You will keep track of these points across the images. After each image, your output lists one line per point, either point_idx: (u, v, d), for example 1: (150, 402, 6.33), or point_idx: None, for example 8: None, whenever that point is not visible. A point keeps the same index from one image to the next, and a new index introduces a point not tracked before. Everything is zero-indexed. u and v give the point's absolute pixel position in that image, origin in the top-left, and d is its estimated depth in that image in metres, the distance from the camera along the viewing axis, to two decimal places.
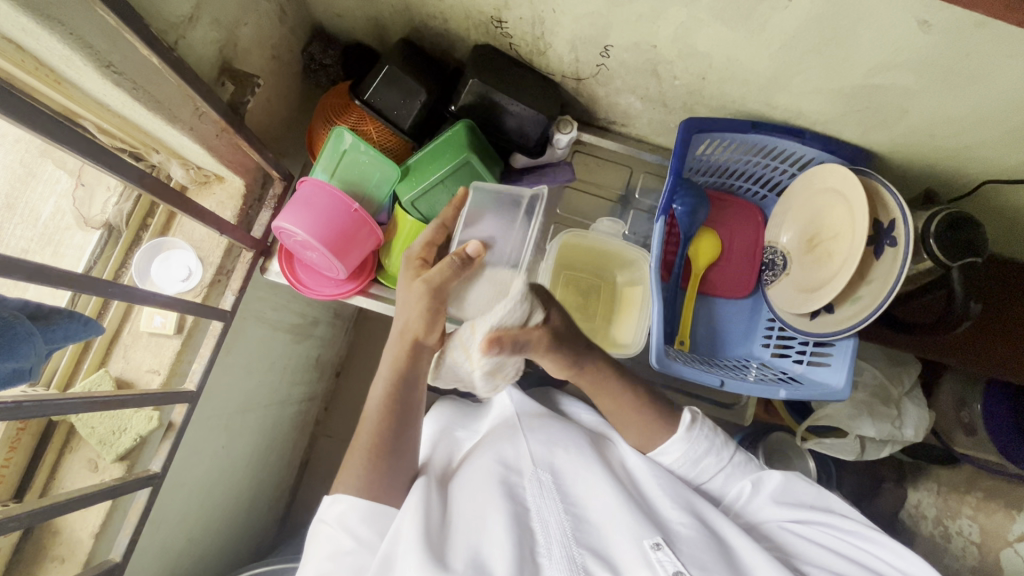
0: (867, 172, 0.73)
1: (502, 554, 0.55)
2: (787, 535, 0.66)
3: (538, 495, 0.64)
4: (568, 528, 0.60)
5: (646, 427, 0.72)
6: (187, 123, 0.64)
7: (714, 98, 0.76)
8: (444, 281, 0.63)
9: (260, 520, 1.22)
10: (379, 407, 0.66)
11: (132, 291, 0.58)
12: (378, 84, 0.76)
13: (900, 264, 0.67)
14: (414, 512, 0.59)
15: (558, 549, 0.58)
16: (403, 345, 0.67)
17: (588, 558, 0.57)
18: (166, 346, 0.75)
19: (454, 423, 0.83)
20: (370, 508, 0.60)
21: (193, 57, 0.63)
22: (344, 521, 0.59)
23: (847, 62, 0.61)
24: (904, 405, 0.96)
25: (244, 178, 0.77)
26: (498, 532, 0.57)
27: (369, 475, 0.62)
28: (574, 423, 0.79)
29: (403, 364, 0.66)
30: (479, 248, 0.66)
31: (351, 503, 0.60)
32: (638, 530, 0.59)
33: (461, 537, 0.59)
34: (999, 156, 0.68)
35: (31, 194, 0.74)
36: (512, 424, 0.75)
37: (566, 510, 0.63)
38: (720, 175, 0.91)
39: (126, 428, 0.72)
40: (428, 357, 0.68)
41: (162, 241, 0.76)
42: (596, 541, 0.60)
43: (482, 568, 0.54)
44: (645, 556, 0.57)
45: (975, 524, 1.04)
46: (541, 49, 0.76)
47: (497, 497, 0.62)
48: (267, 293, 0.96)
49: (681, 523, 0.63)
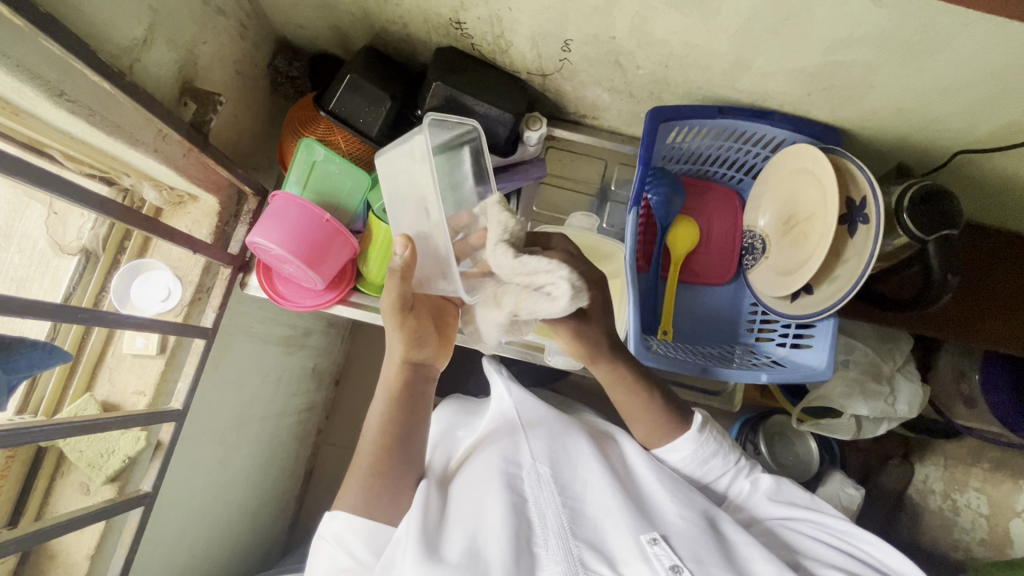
0: (835, 149, 0.72)
1: (500, 545, 0.56)
2: (785, 530, 0.66)
3: (535, 487, 0.64)
4: (565, 522, 0.60)
5: (657, 420, 0.71)
6: (151, 146, 0.64)
7: (679, 85, 0.76)
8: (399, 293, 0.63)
9: (266, 531, 1.23)
10: (377, 432, 0.66)
11: (104, 316, 0.60)
12: (341, 92, 0.75)
13: (872, 240, 0.66)
14: (412, 514, 0.60)
15: (555, 540, 0.58)
16: (395, 369, 0.69)
17: (584, 550, 0.58)
18: (150, 367, 0.76)
19: (455, 425, 0.84)
20: (368, 527, 0.61)
21: (151, 79, 0.63)
22: (341, 540, 0.61)
23: (807, 41, 0.61)
24: (896, 381, 0.96)
25: (217, 197, 0.78)
26: (494, 522, 0.58)
27: (367, 496, 0.63)
28: (577, 422, 0.79)
29: (398, 386, 0.69)
30: (402, 244, 0.59)
31: (349, 521, 0.61)
32: (634, 526, 0.60)
33: (459, 527, 0.59)
34: (970, 127, 0.67)
35: (24, 222, 0.71)
36: (512, 420, 0.75)
37: (564, 503, 0.63)
38: (695, 162, 0.89)
39: (114, 449, 0.73)
40: (421, 376, 0.70)
41: (140, 263, 0.77)
42: (594, 535, 0.60)
43: (478, 556, 0.55)
44: (641, 550, 0.57)
45: (983, 496, 1.06)
46: (503, 47, 0.76)
47: (490, 492, 0.62)
48: (253, 307, 0.97)
49: (679, 515, 0.62)
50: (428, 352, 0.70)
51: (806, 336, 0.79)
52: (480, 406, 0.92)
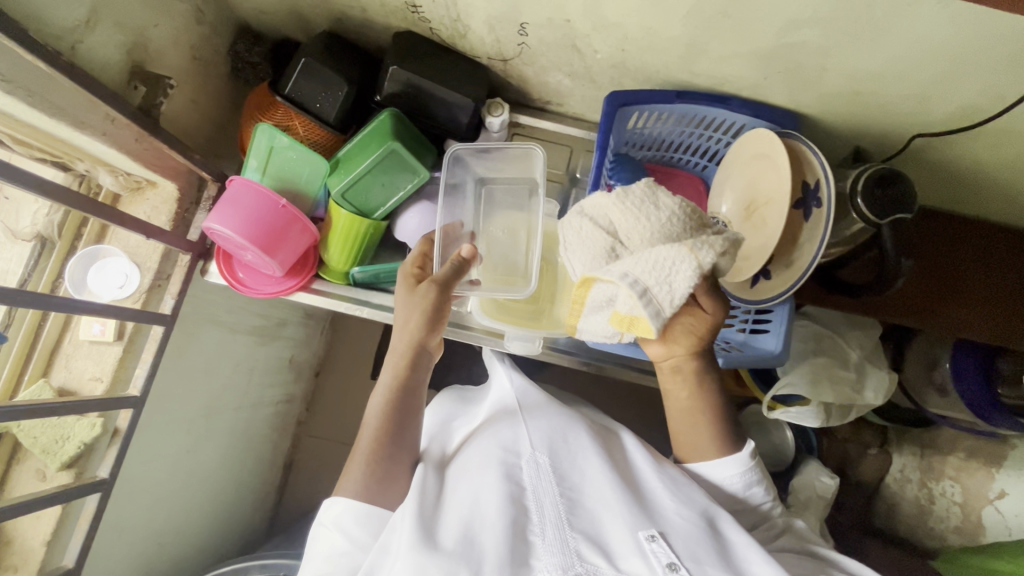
0: (790, 133, 0.72)
1: (495, 537, 0.55)
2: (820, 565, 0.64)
3: (535, 477, 0.62)
4: (562, 512, 0.59)
5: (698, 431, 0.69)
6: (99, 129, 0.64)
7: (639, 70, 0.75)
8: (448, 278, 0.69)
9: (242, 522, 1.23)
10: (379, 416, 0.67)
11: (44, 298, 0.60)
12: (297, 76, 0.75)
13: (824, 225, 0.67)
14: (410, 501, 0.60)
15: (551, 530, 0.57)
16: (405, 351, 0.69)
17: (582, 542, 0.56)
18: (107, 354, 0.75)
19: (456, 418, 0.83)
20: (366, 510, 0.61)
21: (96, 61, 0.63)
22: (339, 523, 0.61)
23: (757, 23, 0.60)
24: (863, 369, 0.95)
25: (176, 182, 0.77)
26: (489, 514, 0.57)
27: (367, 480, 0.63)
28: (578, 415, 0.76)
29: (405, 372, 0.68)
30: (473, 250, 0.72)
31: (348, 505, 0.61)
32: (632, 521, 0.58)
33: (452, 515, 0.59)
34: (927, 110, 0.67)
35: None
36: (509, 406, 0.75)
37: (562, 493, 0.61)
38: (659, 149, 0.88)
39: (69, 435, 0.73)
40: (426, 364, 0.70)
41: (98, 249, 0.77)
42: (591, 526, 0.58)
43: (471, 543, 0.55)
44: (638, 546, 0.56)
45: (957, 485, 1.05)
46: (461, 31, 0.75)
47: (487, 481, 0.61)
48: (222, 296, 0.97)
49: (678, 513, 0.60)
50: (438, 341, 0.71)
51: (762, 322, 0.81)
52: (474, 392, 0.91)
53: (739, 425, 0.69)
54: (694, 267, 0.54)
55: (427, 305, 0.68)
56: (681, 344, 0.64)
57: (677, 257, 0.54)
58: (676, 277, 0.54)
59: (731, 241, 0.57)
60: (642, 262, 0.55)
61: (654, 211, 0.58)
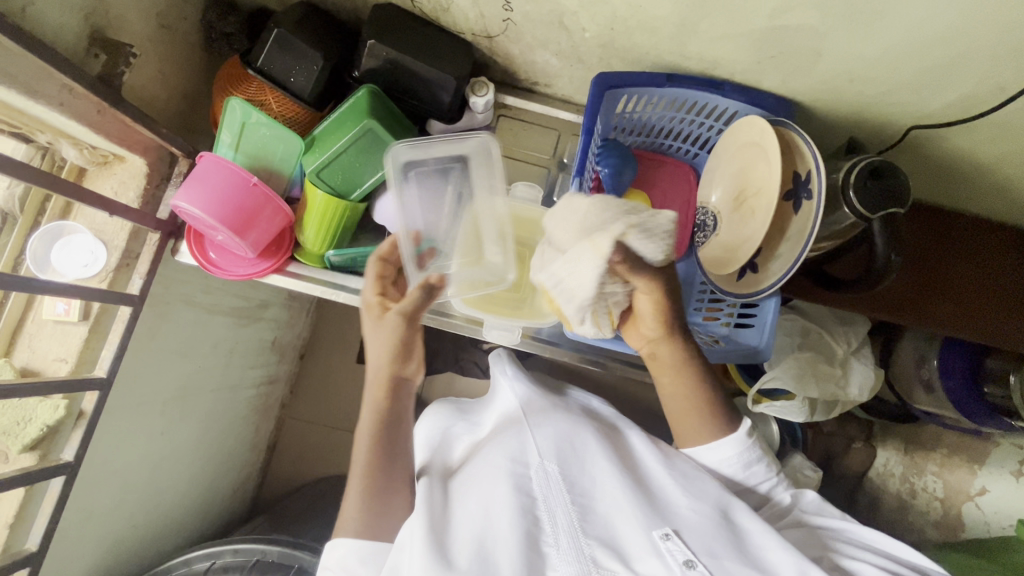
0: (783, 121, 0.69)
1: (509, 555, 0.54)
2: (833, 539, 0.64)
3: (545, 485, 0.61)
4: (574, 520, 0.58)
5: (704, 425, 0.67)
6: (55, 99, 0.61)
7: (628, 50, 0.72)
8: (415, 310, 0.68)
9: (222, 504, 1.23)
10: (368, 448, 0.67)
11: (25, 283, 0.60)
12: (270, 49, 0.72)
13: (813, 218, 0.64)
14: (422, 514, 0.59)
15: (565, 539, 0.56)
16: (382, 386, 0.70)
17: (596, 548, 0.55)
18: (72, 334, 0.73)
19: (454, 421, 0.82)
20: (369, 547, 0.63)
21: (49, 27, 0.59)
22: (346, 565, 0.62)
23: (751, 3, 0.57)
24: (849, 364, 0.94)
25: (145, 157, 0.74)
26: (502, 527, 0.57)
27: (365, 516, 0.64)
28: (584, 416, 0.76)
29: (384, 406, 0.69)
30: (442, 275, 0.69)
31: (351, 547, 0.62)
32: (646, 521, 0.57)
33: (463, 530, 0.58)
34: (926, 100, 0.64)
35: None
36: (514, 416, 0.74)
37: (573, 500, 0.60)
38: (648, 134, 0.85)
39: (32, 418, 0.71)
40: (404, 393, 0.71)
41: (63, 225, 0.74)
42: (605, 532, 0.58)
43: (486, 561, 0.54)
44: (654, 545, 0.55)
45: (939, 480, 1.04)
46: (444, 5, 0.71)
47: (498, 493, 0.60)
48: (197, 275, 0.94)
49: (690, 509, 0.59)
50: (412, 367, 0.72)
51: (748, 316, 0.80)
52: (472, 405, 0.89)
53: (733, 405, 0.68)
54: (597, 260, 0.54)
55: (394, 340, 0.69)
56: (647, 324, 0.65)
57: (578, 257, 0.55)
58: (578, 275, 0.56)
59: (647, 223, 0.54)
60: (557, 267, 0.58)
61: (572, 214, 0.57)
